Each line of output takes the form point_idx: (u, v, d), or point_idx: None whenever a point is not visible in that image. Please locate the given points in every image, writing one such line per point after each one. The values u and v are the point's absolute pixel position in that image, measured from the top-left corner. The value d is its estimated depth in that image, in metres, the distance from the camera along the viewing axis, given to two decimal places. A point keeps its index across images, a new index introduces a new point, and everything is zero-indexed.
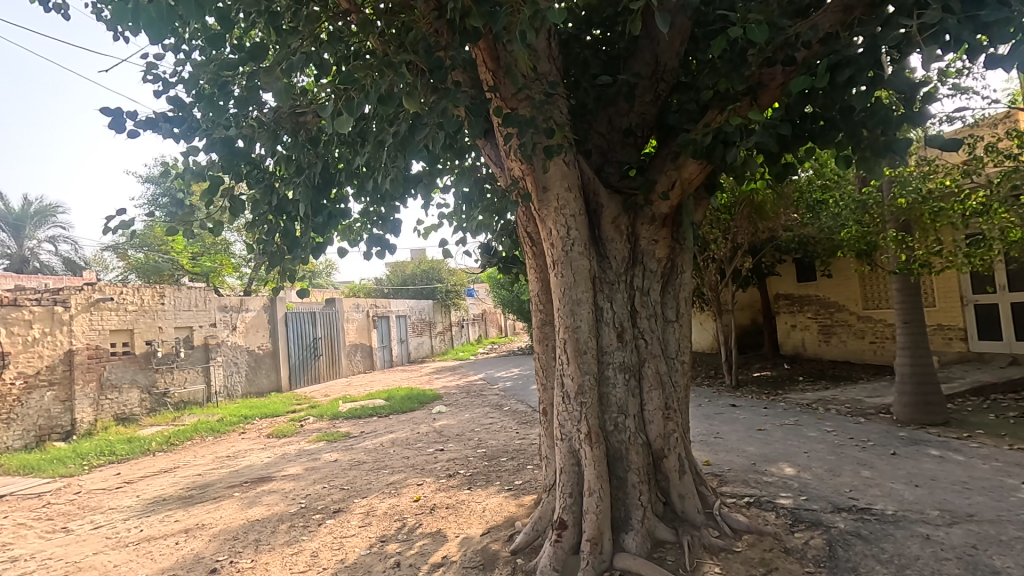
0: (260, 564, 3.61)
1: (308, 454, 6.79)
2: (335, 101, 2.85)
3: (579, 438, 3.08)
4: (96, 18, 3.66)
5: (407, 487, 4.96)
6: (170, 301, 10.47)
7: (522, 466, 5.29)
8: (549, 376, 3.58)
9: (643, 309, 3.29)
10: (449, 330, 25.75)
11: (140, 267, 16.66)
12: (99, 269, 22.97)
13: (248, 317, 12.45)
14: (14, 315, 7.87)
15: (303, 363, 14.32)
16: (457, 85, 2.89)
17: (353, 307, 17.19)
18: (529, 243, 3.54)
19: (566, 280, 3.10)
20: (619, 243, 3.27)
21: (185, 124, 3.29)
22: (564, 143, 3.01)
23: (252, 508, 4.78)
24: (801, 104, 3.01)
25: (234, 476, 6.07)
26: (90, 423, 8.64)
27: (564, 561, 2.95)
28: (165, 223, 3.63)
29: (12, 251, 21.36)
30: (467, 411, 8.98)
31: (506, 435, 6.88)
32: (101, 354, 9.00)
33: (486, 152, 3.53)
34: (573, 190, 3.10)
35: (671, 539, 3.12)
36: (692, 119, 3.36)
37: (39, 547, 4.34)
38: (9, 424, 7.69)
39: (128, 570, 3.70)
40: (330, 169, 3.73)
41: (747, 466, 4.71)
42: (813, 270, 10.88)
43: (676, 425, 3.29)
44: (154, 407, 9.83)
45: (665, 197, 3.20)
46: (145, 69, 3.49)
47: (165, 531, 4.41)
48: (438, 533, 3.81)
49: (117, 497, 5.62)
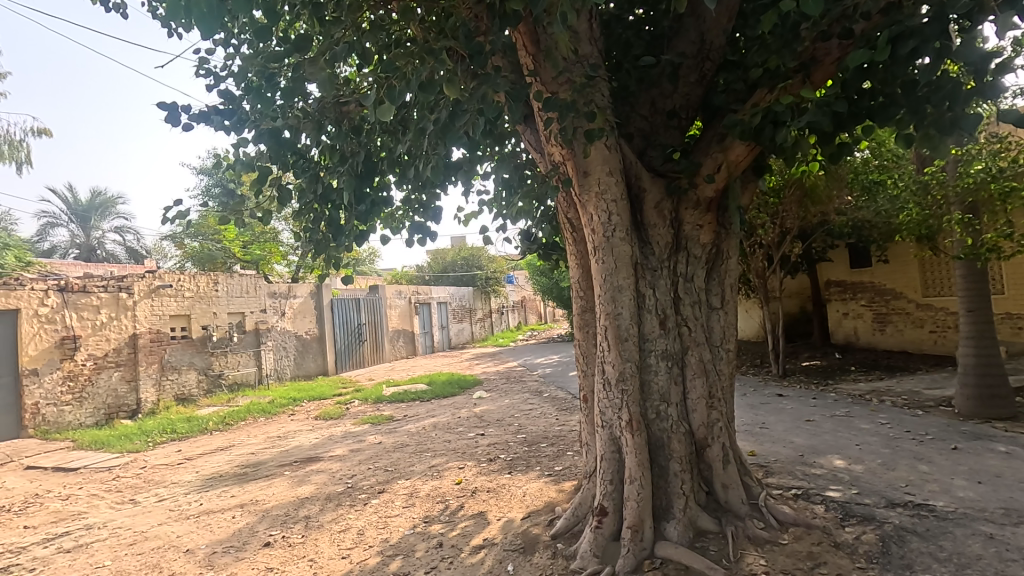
0: (310, 540, 3.76)
1: (353, 436, 7.02)
2: (377, 89, 2.87)
3: (620, 425, 3.05)
4: (153, 16, 3.81)
5: (449, 470, 5.06)
6: (223, 288, 10.92)
7: (562, 452, 5.31)
8: (590, 363, 3.55)
9: (686, 296, 3.23)
10: (488, 317, 26.01)
11: (195, 255, 17.46)
12: (159, 257, 24.19)
13: (296, 304, 12.90)
14: (83, 300, 8.40)
15: (348, 348, 14.76)
16: (496, 70, 2.87)
17: (396, 294, 17.56)
18: (570, 229, 3.51)
19: (607, 266, 3.06)
20: (662, 228, 3.21)
21: (235, 116, 3.38)
22: (605, 127, 2.94)
23: (301, 486, 4.98)
24: (858, 79, 2.86)
25: (284, 456, 6.31)
26: (153, 403, 9.19)
27: (605, 548, 2.97)
28: (217, 212, 3.76)
29: (81, 241, 22.82)
30: (507, 397, 9.07)
31: (545, 421, 6.92)
32: (162, 337, 9.52)
33: (527, 138, 3.50)
34: (615, 174, 3.04)
35: (714, 529, 3.07)
36: (740, 99, 3.24)
37: (110, 517, 4.65)
38: (82, 402, 8.26)
39: (189, 540, 3.93)
40: (373, 158, 3.77)
41: (794, 457, 4.58)
42: (867, 255, 10.40)
43: (721, 414, 3.23)
44: (210, 388, 10.34)
45: (711, 180, 3.10)
46: (197, 64, 3.61)
47: (223, 505, 4.66)
48: (480, 516, 3.87)
49: (179, 472, 5.96)
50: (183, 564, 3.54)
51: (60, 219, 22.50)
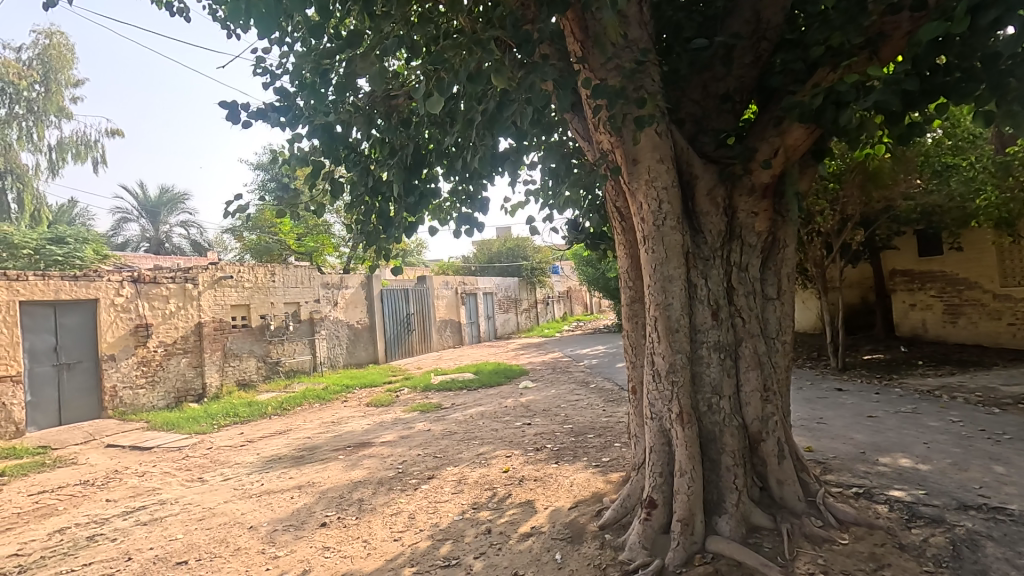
0: (364, 522, 3.90)
1: (403, 423, 7.20)
2: (426, 82, 2.90)
3: (670, 418, 3.00)
4: (214, 18, 3.98)
5: (496, 458, 5.12)
6: (280, 279, 11.38)
7: (609, 444, 5.27)
8: (638, 355, 3.49)
9: (740, 286, 3.13)
10: (533, 307, 26.07)
11: (254, 248, 18.24)
12: (220, 250, 25.40)
13: (347, 294, 13.31)
14: (154, 291, 8.94)
15: (397, 338, 15.12)
16: (544, 58, 2.84)
17: (443, 285, 17.83)
18: (618, 218, 3.46)
19: (657, 256, 2.99)
20: (715, 216, 3.12)
21: (291, 113, 3.50)
22: (656, 113, 2.86)
23: (354, 470, 5.16)
24: (933, 54, 2.61)
25: (338, 440, 6.56)
26: (217, 387, 9.72)
27: (654, 540, 2.94)
28: (274, 205, 3.91)
29: (150, 235, 24.29)
30: (553, 387, 9.07)
31: (592, 412, 6.89)
32: (224, 326, 10.02)
33: (575, 126, 3.47)
34: (666, 161, 2.97)
35: (769, 525, 2.98)
36: (799, 80, 3.09)
37: (181, 493, 4.97)
38: (154, 386, 8.83)
39: (253, 517, 4.16)
40: (421, 151, 3.83)
41: (855, 454, 4.39)
42: (937, 243, 9.77)
43: (776, 407, 3.13)
44: (269, 374, 10.84)
45: (767, 165, 2.98)
46: (255, 63, 3.75)
47: (282, 486, 4.89)
48: (528, 504, 3.91)
49: (242, 453, 6.30)
50: (247, 539, 3.74)
51: (132, 215, 23.98)
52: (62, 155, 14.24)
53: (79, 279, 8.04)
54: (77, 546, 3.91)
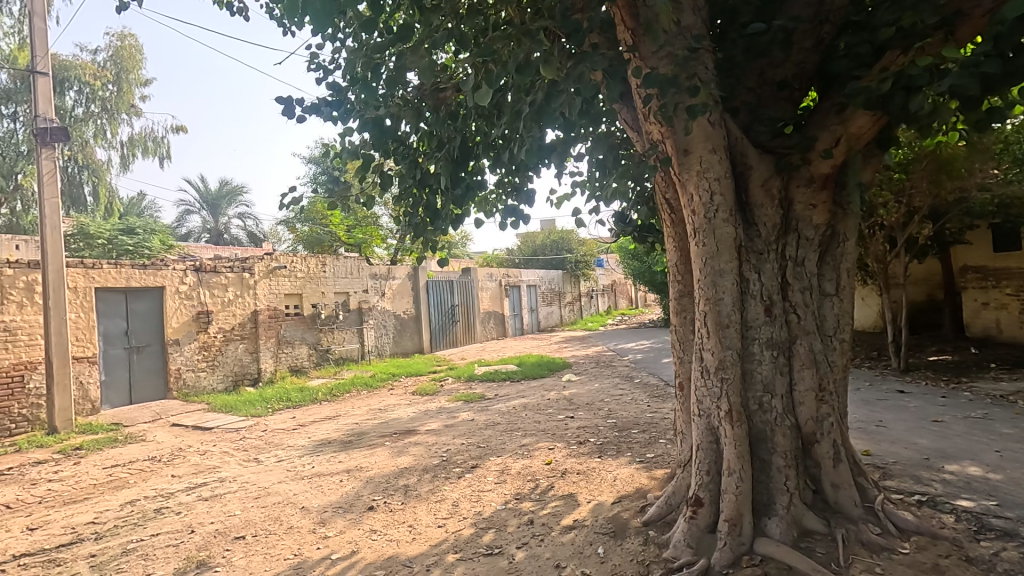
0: (409, 507, 4.00)
1: (447, 412, 7.33)
2: (475, 74, 2.91)
3: (718, 415, 2.93)
4: (270, 16, 4.12)
5: (539, 450, 5.13)
6: (330, 269, 11.74)
7: (654, 440, 5.19)
8: (686, 350, 3.42)
9: (796, 281, 3.01)
10: (577, 301, 25.94)
11: (306, 239, 18.88)
12: (274, 241, 26.43)
13: (394, 284, 13.60)
14: (214, 279, 9.39)
15: (442, 328, 15.37)
16: (594, 47, 2.80)
17: (487, 277, 17.96)
18: (667, 211, 3.38)
19: (708, 249, 2.91)
20: (770, 209, 3.00)
21: (342, 107, 3.58)
22: (709, 101, 2.77)
23: (400, 457, 5.30)
24: (1016, 33, 2.32)
25: (384, 427, 6.74)
26: (271, 372, 10.16)
27: (699, 539, 2.88)
28: (326, 198, 4.02)
29: (211, 226, 25.55)
30: (597, 381, 9.01)
31: (636, 407, 6.81)
32: (278, 314, 10.44)
33: (624, 116, 3.41)
34: (719, 151, 2.88)
35: (822, 530, 2.87)
36: (864, 65, 2.93)
37: (239, 472, 5.23)
38: (214, 369, 9.30)
39: (305, 498, 4.34)
40: (468, 143, 3.84)
41: (917, 460, 4.16)
42: (1016, 238, 9.10)
43: (832, 408, 3.01)
44: (320, 361, 11.23)
45: (828, 155, 2.85)
46: (309, 59, 3.87)
47: (332, 469, 5.07)
48: (570, 497, 3.91)
49: (294, 436, 6.57)
50: (299, 519, 3.90)
51: (194, 207, 25.26)
52: (132, 150, 15.12)
53: (148, 268, 8.54)
54: (146, 517, 4.18)
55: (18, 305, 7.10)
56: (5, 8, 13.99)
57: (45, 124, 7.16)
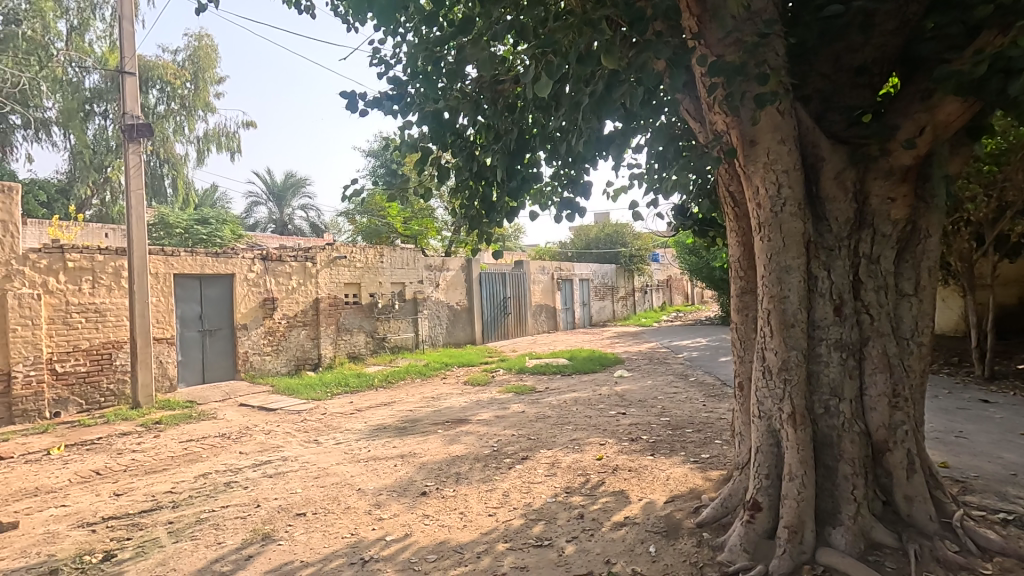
0: (460, 495, 4.07)
1: (498, 403, 7.40)
2: (535, 65, 2.89)
3: (780, 418, 2.81)
4: (335, 13, 4.25)
5: (590, 445, 5.10)
6: (387, 260, 12.05)
7: (710, 440, 5.05)
8: (747, 349, 3.30)
9: (869, 280, 2.83)
10: (630, 296, 25.53)
11: (365, 230, 19.47)
12: (335, 232, 27.40)
13: (448, 276, 13.82)
14: (279, 268, 9.85)
15: (494, 320, 15.51)
16: (658, 35, 2.72)
17: (540, 270, 17.94)
18: (731, 204, 3.26)
19: (774, 244, 2.79)
20: (843, 203, 2.84)
21: (403, 101, 3.65)
22: (779, 90, 2.64)
23: (453, 445, 5.39)
24: None
25: (437, 415, 6.88)
26: (331, 358, 10.57)
27: (757, 544, 2.78)
28: (384, 190, 4.11)
29: (277, 216, 26.78)
30: (650, 378, 8.85)
31: (691, 406, 6.64)
32: (338, 302, 10.84)
33: (686, 106, 3.31)
34: (788, 142, 2.75)
35: (892, 543, 2.71)
36: (954, 47, 2.71)
37: (300, 452, 5.49)
38: (278, 353, 9.78)
39: (361, 480, 4.50)
40: (525, 135, 3.81)
41: (1003, 475, 3.85)
42: None
43: (907, 415, 2.82)
44: (376, 349, 11.59)
45: (910, 145, 2.67)
46: (371, 54, 3.96)
47: (386, 454, 5.23)
48: (621, 494, 3.86)
49: (351, 421, 6.81)
50: (356, 500, 4.05)
51: (262, 199, 26.52)
52: (206, 145, 16.02)
53: (220, 256, 9.04)
54: (217, 490, 4.45)
55: (107, 288, 7.71)
56: (98, 13, 15.12)
57: (132, 121, 7.69)
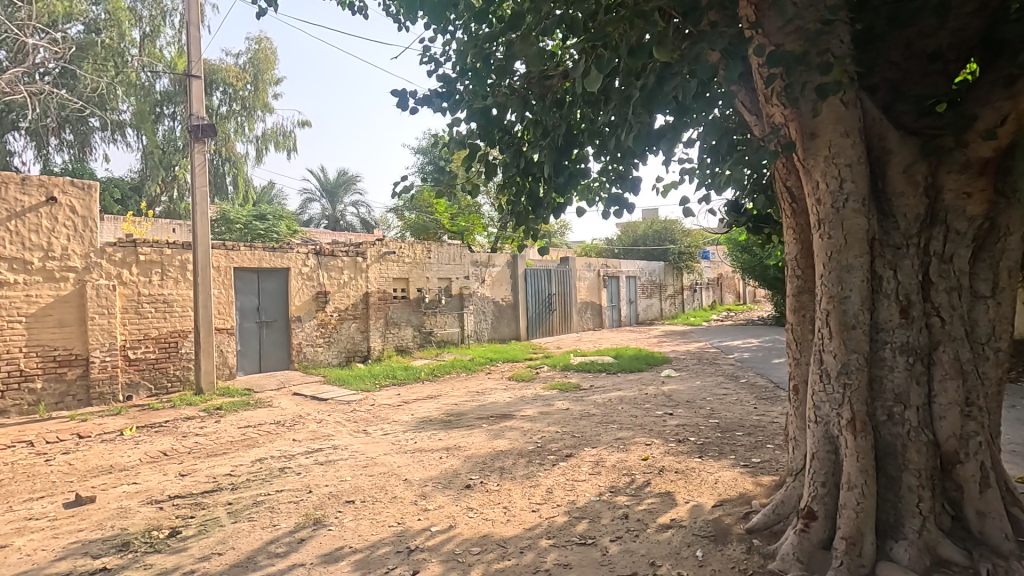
0: (504, 489, 4.10)
1: (542, 399, 7.40)
2: (585, 59, 2.85)
3: (839, 424, 2.69)
4: (387, 13, 4.33)
5: (635, 445, 5.03)
6: (434, 255, 12.24)
7: (761, 444, 4.88)
8: (804, 351, 3.16)
9: (941, 280, 2.66)
10: (679, 294, 24.96)
11: (413, 226, 19.82)
12: (384, 227, 28.03)
13: (494, 272, 13.89)
14: (332, 262, 10.17)
15: (539, 317, 15.51)
16: (713, 25, 2.64)
17: (586, 267, 17.79)
18: (788, 200, 3.14)
19: (835, 242, 2.67)
20: (913, 198, 2.67)
21: (451, 98, 3.69)
22: (843, 79, 2.52)
23: (497, 440, 5.43)
24: None
25: (481, 409, 6.94)
26: (379, 351, 10.85)
27: (811, 554, 2.67)
28: (432, 186, 4.16)
29: (329, 212, 27.63)
30: (698, 378, 8.63)
31: (741, 408, 6.44)
32: (387, 296, 11.10)
33: (741, 98, 3.20)
34: (852, 134, 2.61)
35: (962, 561, 2.54)
36: None
37: (349, 441, 5.66)
38: (330, 345, 10.11)
39: (408, 470, 4.60)
40: (573, 131, 3.75)
41: None
42: None
43: (980, 426, 2.64)
44: (423, 342, 11.81)
45: (990, 136, 2.50)
46: (421, 53, 4.02)
47: (432, 445, 5.33)
48: (667, 495, 3.80)
49: (398, 412, 6.97)
50: (402, 490, 4.15)
51: (315, 195, 27.41)
52: (264, 144, 16.69)
53: (276, 250, 9.42)
54: (272, 474, 4.66)
55: (175, 280, 8.16)
56: (168, 21, 16.01)
57: (198, 122, 8.10)
